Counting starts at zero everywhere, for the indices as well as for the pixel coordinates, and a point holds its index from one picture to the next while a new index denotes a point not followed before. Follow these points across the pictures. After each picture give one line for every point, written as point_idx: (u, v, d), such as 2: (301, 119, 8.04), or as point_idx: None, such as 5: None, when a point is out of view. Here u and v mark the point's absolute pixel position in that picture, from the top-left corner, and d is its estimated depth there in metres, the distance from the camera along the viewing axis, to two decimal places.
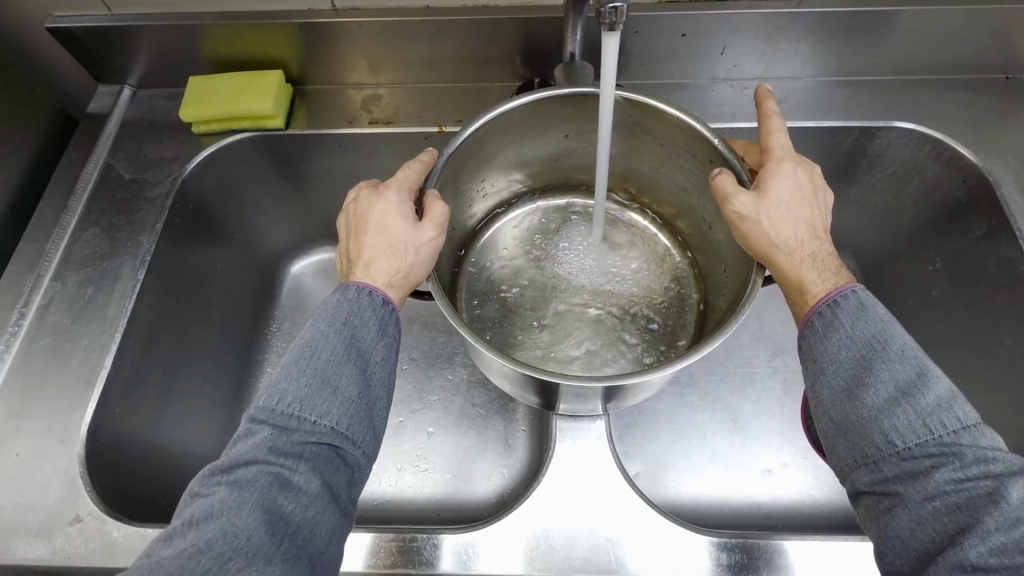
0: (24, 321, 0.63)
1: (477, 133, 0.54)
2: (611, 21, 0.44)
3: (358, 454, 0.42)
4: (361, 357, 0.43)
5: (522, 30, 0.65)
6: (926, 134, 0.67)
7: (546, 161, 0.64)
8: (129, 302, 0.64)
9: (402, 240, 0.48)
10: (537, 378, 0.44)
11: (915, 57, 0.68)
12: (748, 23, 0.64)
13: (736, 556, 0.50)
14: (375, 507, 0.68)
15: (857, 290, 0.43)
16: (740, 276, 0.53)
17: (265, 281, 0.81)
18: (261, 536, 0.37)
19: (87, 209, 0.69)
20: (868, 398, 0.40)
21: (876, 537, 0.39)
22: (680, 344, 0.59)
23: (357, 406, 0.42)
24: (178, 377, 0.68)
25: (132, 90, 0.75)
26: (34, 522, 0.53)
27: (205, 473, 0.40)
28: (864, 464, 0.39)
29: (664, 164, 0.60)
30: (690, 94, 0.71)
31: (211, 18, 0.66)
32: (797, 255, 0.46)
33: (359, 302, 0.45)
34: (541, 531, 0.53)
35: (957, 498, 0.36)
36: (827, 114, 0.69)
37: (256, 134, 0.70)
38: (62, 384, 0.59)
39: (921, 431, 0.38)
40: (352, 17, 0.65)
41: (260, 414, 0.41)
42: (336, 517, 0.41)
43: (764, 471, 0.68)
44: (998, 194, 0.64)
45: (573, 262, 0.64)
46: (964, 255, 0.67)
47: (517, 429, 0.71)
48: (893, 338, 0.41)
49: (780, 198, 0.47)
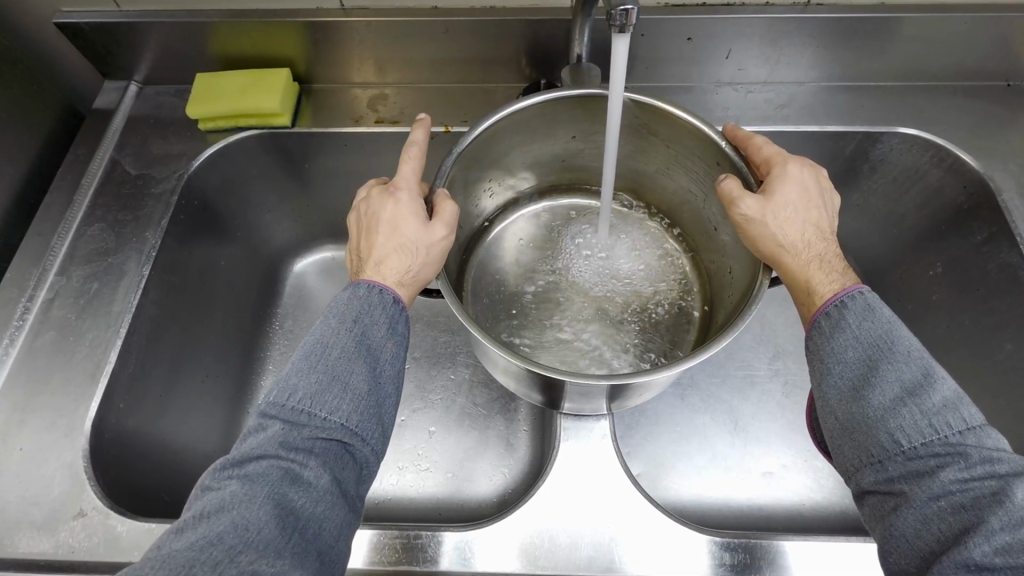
0: (28, 315, 0.63)
1: (487, 132, 0.54)
2: (621, 23, 0.44)
3: (367, 451, 0.42)
4: (371, 354, 0.44)
5: (529, 32, 0.66)
6: (928, 140, 0.68)
7: (553, 162, 0.65)
8: (135, 297, 0.64)
9: (412, 237, 0.48)
10: (544, 375, 0.45)
11: (917, 63, 0.69)
12: (753, 27, 0.65)
13: (739, 557, 0.50)
14: (377, 506, 0.68)
15: (864, 291, 0.44)
16: (746, 277, 0.54)
17: (268, 279, 0.81)
18: (272, 530, 0.37)
19: (92, 204, 0.69)
20: (874, 398, 0.40)
21: (880, 537, 0.39)
22: (685, 345, 0.59)
23: (367, 403, 0.42)
24: (182, 373, 0.68)
25: (138, 86, 0.76)
26: (39, 516, 0.53)
27: (216, 467, 0.40)
28: (869, 463, 0.40)
29: (670, 165, 0.60)
30: (694, 98, 0.71)
31: (218, 15, 0.66)
32: (803, 257, 0.47)
33: (369, 300, 0.45)
34: (545, 530, 0.53)
35: (962, 498, 0.37)
36: (830, 119, 0.69)
37: (262, 132, 0.71)
38: (68, 378, 0.59)
39: (927, 432, 0.38)
40: (360, 16, 0.65)
41: (271, 409, 0.41)
42: (344, 513, 0.41)
43: (764, 474, 0.69)
44: (999, 200, 0.64)
45: (579, 262, 0.64)
46: (964, 260, 0.68)
47: (518, 430, 0.71)
48: (899, 339, 0.42)
49: (788, 201, 0.48)
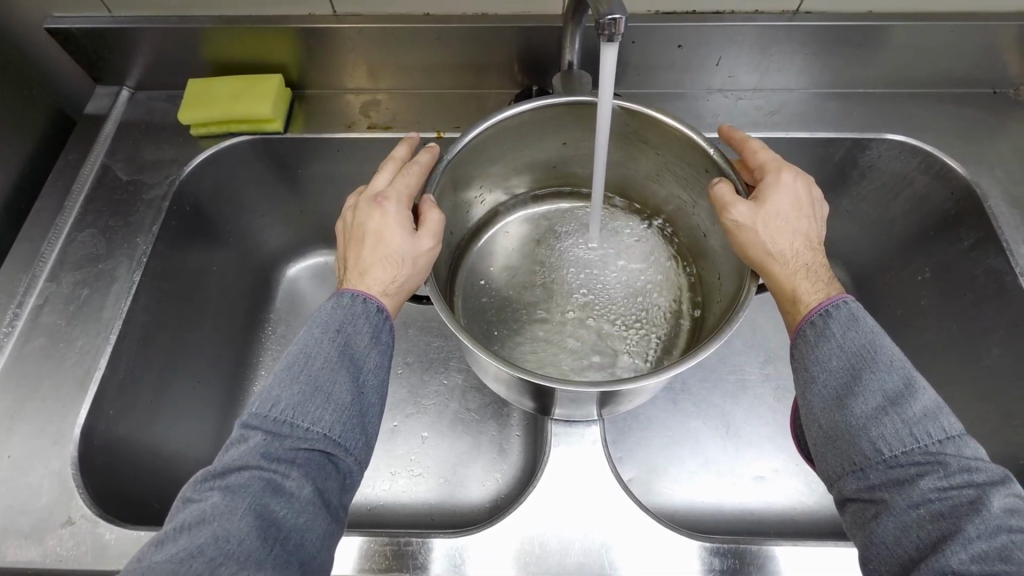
0: (18, 320, 0.62)
1: (478, 139, 0.54)
2: (610, 32, 0.44)
3: (350, 460, 0.42)
4: (353, 364, 0.44)
5: (521, 38, 0.66)
6: (916, 146, 0.69)
7: (543, 167, 0.65)
8: (125, 304, 0.64)
9: (399, 248, 0.48)
10: (532, 382, 0.44)
11: (906, 70, 0.69)
12: (743, 34, 0.65)
13: (729, 562, 0.50)
14: (369, 511, 0.68)
15: (849, 301, 0.44)
16: (735, 282, 0.54)
17: (261, 284, 0.81)
18: (253, 541, 0.37)
19: (83, 210, 0.69)
20: (857, 407, 0.40)
21: (861, 544, 0.39)
22: (676, 349, 0.59)
23: (349, 413, 0.42)
24: (173, 379, 0.68)
25: (131, 91, 0.76)
26: (26, 524, 0.53)
27: (198, 479, 0.40)
28: (851, 471, 0.40)
29: (661, 173, 0.61)
30: (685, 104, 0.72)
31: (211, 22, 0.66)
32: (791, 266, 0.47)
33: (352, 310, 0.45)
34: (536, 535, 0.53)
35: (941, 506, 0.37)
36: (820, 126, 0.70)
37: (254, 137, 0.71)
38: (57, 385, 0.59)
39: (908, 441, 0.39)
40: (353, 23, 0.65)
41: (253, 420, 0.41)
42: (326, 523, 0.41)
43: (756, 478, 0.69)
44: (987, 207, 0.65)
45: (572, 267, 0.64)
46: (953, 266, 0.68)
47: (511, 434, 0.71)
48: (883, 349, 0.42)
49: (778, 209, 0.48)
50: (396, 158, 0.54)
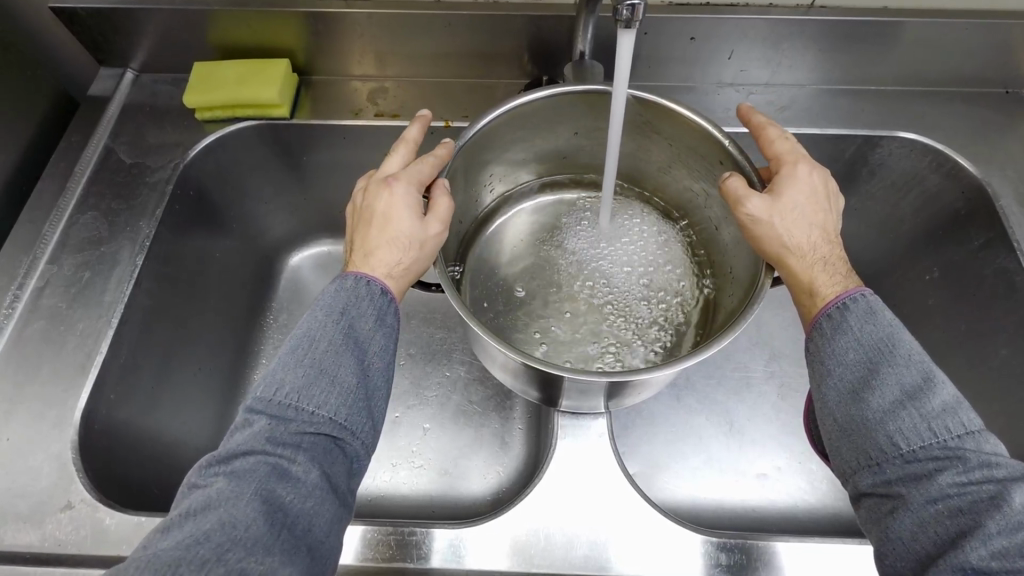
0: (18, 302, 0.62)
1: (490, 125, 0.54)
2: (626, 18, 0.44)
3: (356, 445, 0.42)
4: (357, 346, 0.43)
5: (533, 28, 0.65)
6: (927, 145, 0.68)
7: (555, 156, 0.64)
8: (127, 288, 0.63)
9: (408, 232, 0.48)
10: (544, 370, 0.44)
11: (917, 68, 0.69)
12: (756, 29, 0.64)
13: (735, 558, 0.50)
14: (369, 503, 0.67)
15: (867, 294, 0.44)
16: (749, 275, 0.53)
17: (263, 272, 0.80)
18: (260, 527, 0.36)
19: (85, 192, 0.68)
20: (874, 401, 0.40)
21: (878, 540, 0.39)
22: (686, 342, 0.58)
23: (354, 397, 0.42)
24: (174, 365, 0.67)
25: (134, 73, 0.75)
26: (25, 508, 0.52)
27: (202, 465, 0.40)
28: (867, 465, 0.40)
29: (673, 164, 0.60)
30: (696, 98, 0.71)
31: (217, 4, 0.65)
32: (809, 259, 0.46)
33: (355, 291, 0.45)
34: (541, 529, 0.52)
35: (960, 502, 0.37)
36: (830, 122, 0.69)
37: (259, 123, 0.70)
38: (55, 370, 0.58)
39: (927, 435, 0.38)
40: (362, 8, 0.64)
41: (257, 405, 0.41)
42: (334, 508, 0.40)
43: (759, 476, 0.68)
44: (998, 206, 0.65)
45: (579, 258, 0.63)
46: (962, 265, 0.68)
47: (513, 429, 0.71)
48: (901, 342, 0.41)
49: (793, 201, 0.47)
50: (407, 140, 0.53)
